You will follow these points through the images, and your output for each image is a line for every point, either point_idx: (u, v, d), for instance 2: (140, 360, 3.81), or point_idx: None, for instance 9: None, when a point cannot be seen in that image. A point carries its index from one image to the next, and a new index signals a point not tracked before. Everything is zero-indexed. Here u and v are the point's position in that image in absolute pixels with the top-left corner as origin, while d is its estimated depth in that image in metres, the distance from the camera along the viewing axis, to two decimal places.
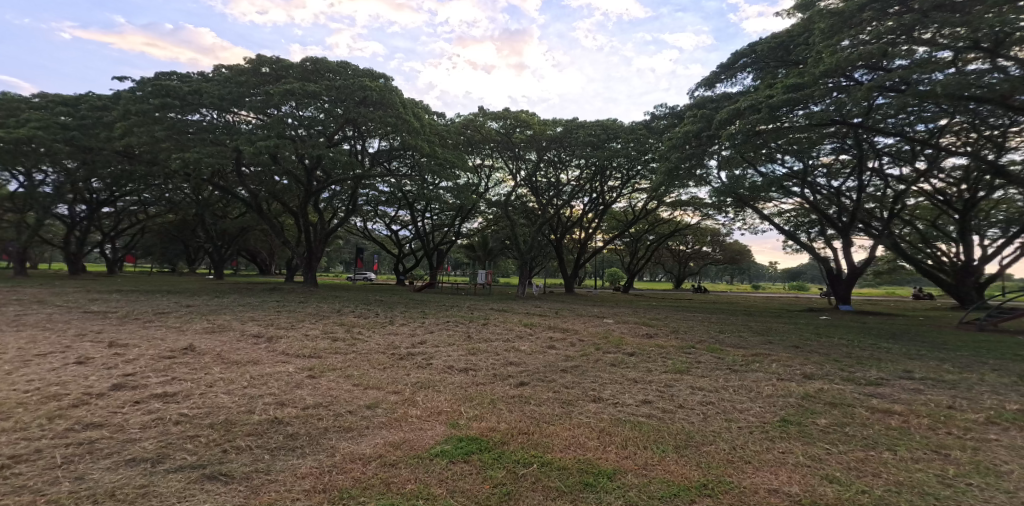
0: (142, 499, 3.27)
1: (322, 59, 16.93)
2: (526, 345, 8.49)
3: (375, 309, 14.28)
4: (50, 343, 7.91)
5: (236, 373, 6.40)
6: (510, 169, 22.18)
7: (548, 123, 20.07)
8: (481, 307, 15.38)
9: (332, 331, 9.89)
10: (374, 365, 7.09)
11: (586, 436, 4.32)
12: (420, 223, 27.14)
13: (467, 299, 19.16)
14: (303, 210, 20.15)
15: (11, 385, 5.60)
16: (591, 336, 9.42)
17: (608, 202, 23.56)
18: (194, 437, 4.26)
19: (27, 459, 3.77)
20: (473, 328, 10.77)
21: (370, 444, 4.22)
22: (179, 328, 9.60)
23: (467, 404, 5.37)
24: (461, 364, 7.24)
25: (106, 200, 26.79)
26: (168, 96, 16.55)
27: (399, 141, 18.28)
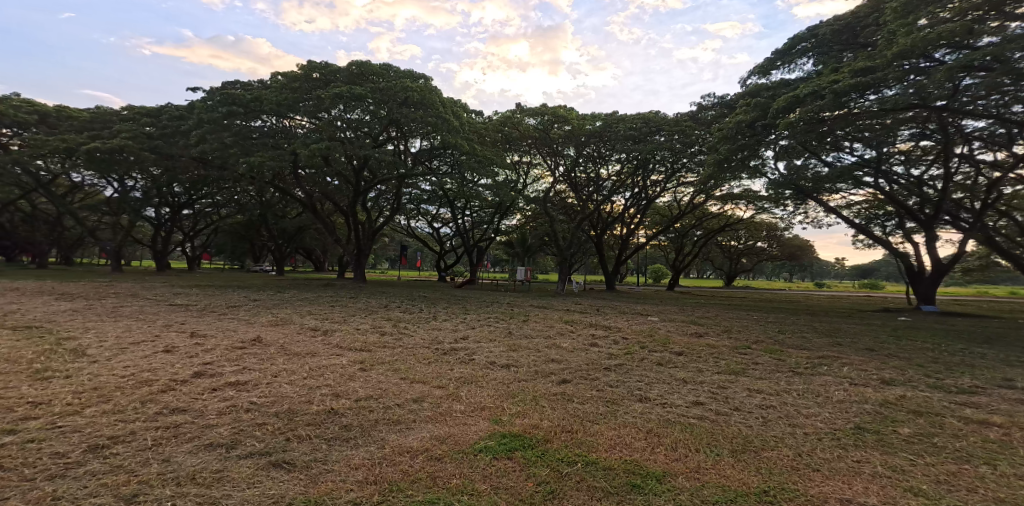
0: (213, 485, 3.43)
1: (366, 62, 17.36)
2: (568, 342, 8.44)
3: (420, 305, 14.55)
4: (141, 331, 8.54)
5: (296, 364, 6.66)
6: (549, 165, 22.05)
7: (587, 118, 19.80)
8: (521, 303, 15.41)
9: (381, 326, 10.15)
10: (420, 359, 7.24)
11: (632, 437, 4.25)
12: (460, 221, 27.44)
13: (510, 296, 19.16)
14: (353, 209, 20.80)
15: (111, 371, 6.06)
16: (635, 334, 9.26)
17: (651, 197, 23.03)
18: (260, 425, 4.46)
19: (123, 440, 4.06)
20: (514, 324, 10.78)
21: (420, 438, 4.29)
22: (245, 320, 10.12)
23: (510, 401, 5.39)
24: (502, 360, 7.26)
25: (184, 202, 28.62)
26: (234, 104, 17.49)
27: (439, 141, 18.49)
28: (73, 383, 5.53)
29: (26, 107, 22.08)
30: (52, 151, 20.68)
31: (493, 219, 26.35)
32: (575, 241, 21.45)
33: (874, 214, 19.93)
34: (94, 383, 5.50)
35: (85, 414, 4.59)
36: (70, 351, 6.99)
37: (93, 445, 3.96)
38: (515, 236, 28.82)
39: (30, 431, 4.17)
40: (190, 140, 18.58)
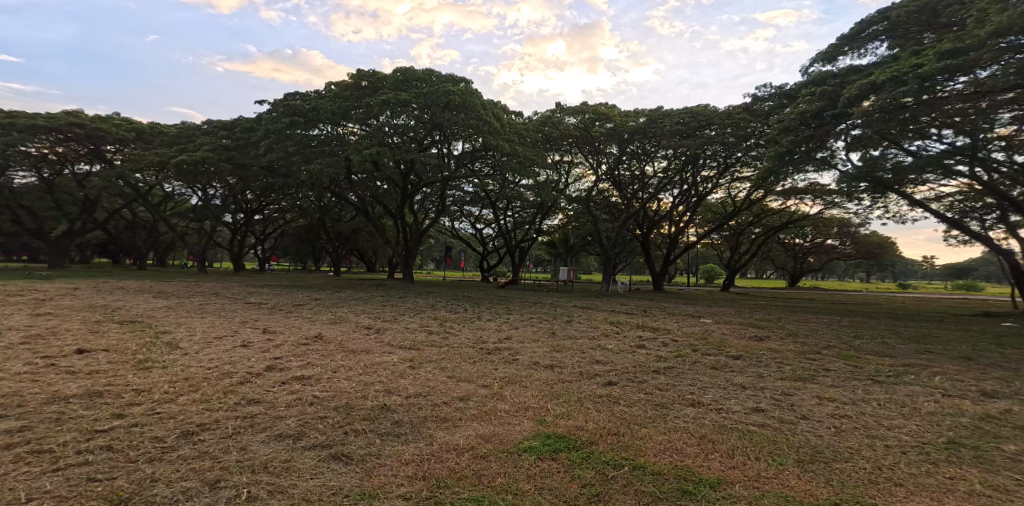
0: (281, 474, 3.58)
1: (410, 68, 17.70)
2: (614, 343, 8.31)
3: (464, 305, 14.69)
4: (222, 327, 9.09)
5: (352, 361, 6.86)
6: (591, 164, 21.75)
7: (630, 116, 19.46)
8: (565, 304, 15.27)
9: (428, 325, 10.32)
10: (466, 358, 7.31)
11: (684, 442, 4.12)
12: (502, 222, 27.50)
13: (553, 296, 19.06)
14: (401, 211, 21.31)
15: (200, 362, 6.46)
16: (686, 336, 8.99)
17: (701, 194, 22.36)
18: (321, 418, 4.61)
19: (209, 427, 4.31)
20: (557, 325, 10.68)
21: (465, 436, 4.31)
22: (306, 318, 10.54)
23: (554, 401, 5.35)
24: (546, 361, 7.21)
25: (256, 208, 30.09)
26: (295, 114, 18.30)
27: (481, 143, 18.63)
28: (169, 372, 5.95)
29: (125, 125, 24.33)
30: (148, 164, 22.59)
31: (535, 219, 26.34)
32: (618, 242, 21.00)
33: (970, 208, 18.32)
34: (185, 374, 5.88)
35: (179, 402, 4.91)
36: (166, 343, 7.54)
37: (184, 431, 4.22)
38: (556, 236, 28.55)
39: (130, 416, 4.50)
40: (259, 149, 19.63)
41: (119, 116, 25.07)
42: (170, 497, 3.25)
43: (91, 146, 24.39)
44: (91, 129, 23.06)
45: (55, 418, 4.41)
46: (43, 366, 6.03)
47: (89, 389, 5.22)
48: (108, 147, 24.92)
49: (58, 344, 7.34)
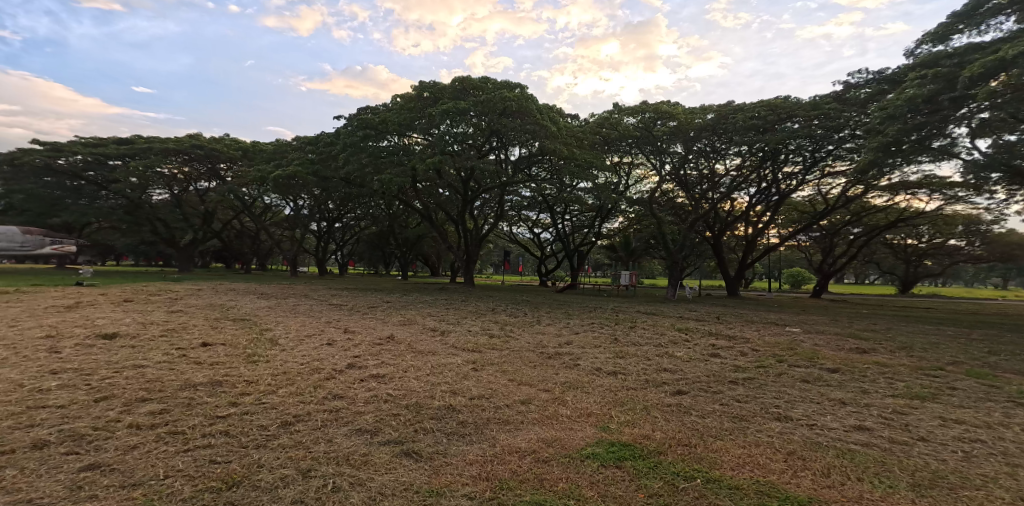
0: (360, 467, 3.70)
1: (467, 77, 18.04)
2: (683, 351, 7.99)
3: (526, 309, 14.65)
4: (310, 326, 9.68)
5: (420, 361, 7.04)
6: (654, 164, 21.14)
7: (698, 112, 18.80)
8: (628, 309, 14.95)
9: (490, 328, 10.36)
10: (526, 362, 7.28)
11: (767, 457, 3.87)
12: (560, 226, 27.33)
13: (615, 301, 18.74)
14: (461, 217, 21.75)
15: (293, 358, 6.87)
16: (768, 346, 8.46)
17: (784, 193, 20.64)
18: (394, 415, 4.75)
19: (303, 419, 4.56)
20: (620, 331, 10.42)
21: (527, 438, 4.30)
22: (379, 319, 10.96)
23: (618, 408, 5.20)
24: (609, 367, 7.06)
25: (335, 216, 31.82)
26: (368, 127, 19.14)
27: (538, 148, 18.64)
28: (271, 366, 6.39)
29: (234, 146, 27.30)
30: (252, 179, 24.74)
31: (595, 223, 25.98)
32: (686, 244, 20.15)
33: None
34: (283, 368, 6.29)
35: (279, 394, 5.25)
36: (268, 339, 8.13)
37: (282, 421, 4.50)
38: (617, 239, 27.87)
39: (242, 405, 4.87)
40: (336, 161, 20.76)
41: (231, 137, 28.03)
42: (272, 482, 3.44)
43: (210, 165, 27.35)
44: (209, 150, 25.95)
45: (184, 403, 4.87)
46: (177, 356, 6.71)
47: (212, 378, 5.73)
48: (222, 165, 27.89)
49: (187, 337, 8.16)
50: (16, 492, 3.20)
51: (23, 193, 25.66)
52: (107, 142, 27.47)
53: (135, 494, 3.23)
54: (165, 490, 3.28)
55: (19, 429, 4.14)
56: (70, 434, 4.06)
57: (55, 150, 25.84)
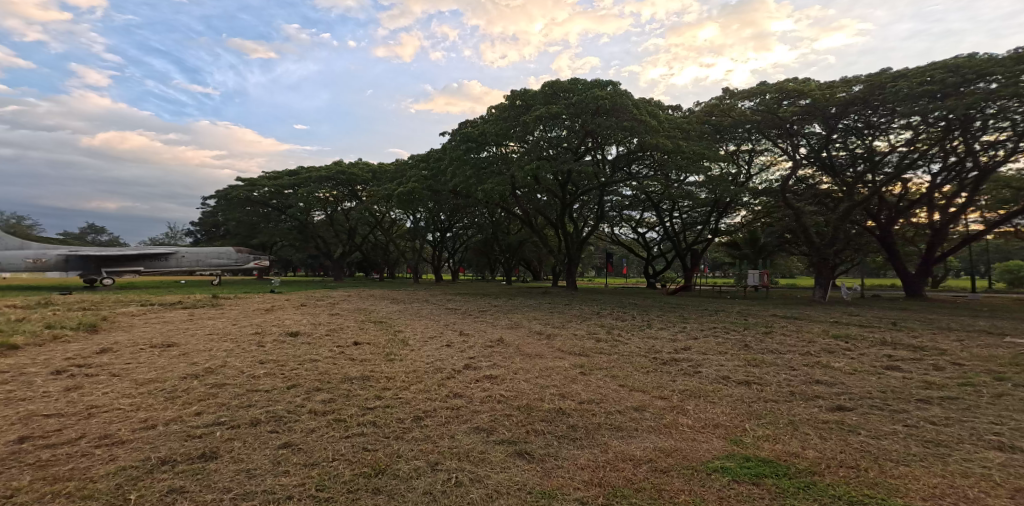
0: (478, 464, 3.71)
1: (556, 81, 17.87)
2: (844, 362, 7.00)
3: (632, 313, 14.02)
4: (430, 328, 10.16)
5: (528, 364, 6.97)
6: (785, 149, 19.34)
7: (842, 85, 16.64)
8: (759, 313, 13.72)
9: (595, 333, 10.02)
10: (638, 368, 6.89)
11: (980, 491, 3.20)
12: (669, 223, 25.95)
13: (739, 304, 17.29)
14: (561, 221, 21.52)
15: (421, 358, 7.19)
16: (979, 361, 7.08)
17: (985, 167, 16.98)
18: (507, 416, 4.72)
19: (431, 414, 4.72)
20: (751, 337, 9.49)
21: (641, 446, 4.03)
22: (489, 323, 11.20)
23: (754, 422, 4.67)
24: (739, 376, 6.42)
25: (446, 226, 33.34)
26: (471, 140, 19.78)
27: (638, 144, 17.84)
28: (405, 364, 6.76)
29: (366, 168, 30.08)
30: (384, 197, 26.93)
31: (709, 219, 24.26)
32: (836, 237, 17.70)
33: None
34: (412, 366, 6.62)
35: (412, 390, 5.51)
36: (400, 340, 8.65)
37: (415, 415, 4.70)
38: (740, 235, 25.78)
39: (384, 399, 5.17)
40: (446, 175, 21.74)
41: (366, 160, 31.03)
42: (409, 472, 3.56)
43: (351, 188, 30.47)
44: (348, 175, 28.97)
45: (344, 394, 5.31)
46: (337, 353, 7.39)
47: (361, 373, 6.18)
48: (360, 187, 30.86)
49: (344, 336, 9.01)
50: (239, 462, 3.66)
51: (235, 220, 32.11)
52: (283, 175, 32.18)
53: (313, 473, 3.52)
54: (331, 472, 3.53)
55: (241, 408, 4.80)
56: (272, 414, 4.61)
57: (249, 184, 31.23)
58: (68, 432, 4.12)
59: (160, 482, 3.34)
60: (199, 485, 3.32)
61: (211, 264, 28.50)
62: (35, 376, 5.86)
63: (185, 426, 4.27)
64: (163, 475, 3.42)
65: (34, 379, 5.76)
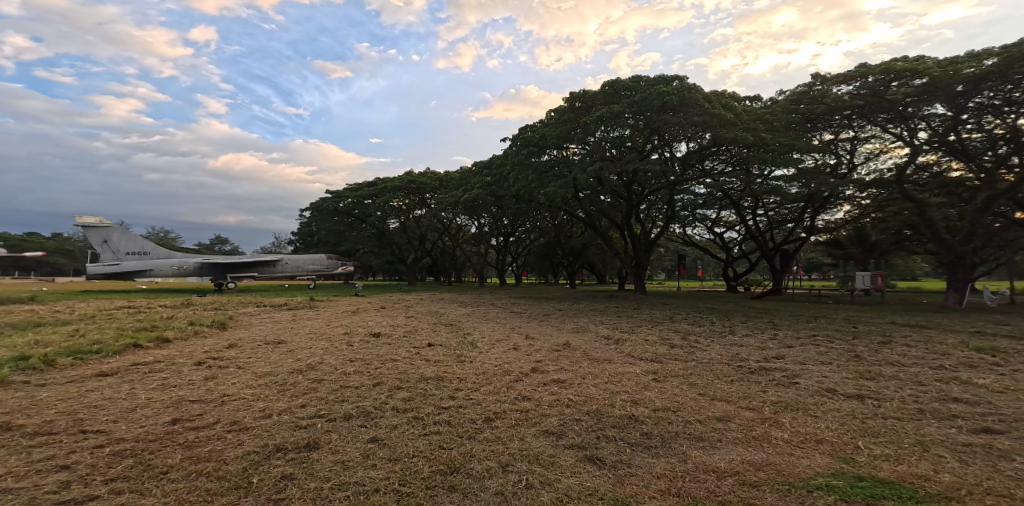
0: (548, 467, 3.66)
1: (617, 79, 17.41)
2: (990, 379, 6.07)
3: (711, 318, 13.22)
4: (497, 331, 10.20)
5: (598, 369, 6.76)
6: (898, 134, 17.45)
7: (969, 61, 14.62)
8: (870, 320, 12.38)
9: (669, 338, 9.51)
10: (720, 376, 6.43)
11: None
12: (752, 221, 24.24)
13: (845, 310, 15.77)
14: (627, 223, 20.80)
15: (491, 360, 7.23)
16: None
17: None
18: (577, 420, 4.61)
19: (501, 416, 4.72)
20: (865, 347, 8.54)
21: (726, 459, 3.79)
22: (554, 327, 11.03)
23: (868, 439, 4.19)
24: (848, 389, 5.81)
25: (508, 230, 33.42)
26: (531, 145, 19.68)
27: (712, 138, 16.88)
28: (475, 366, 6.82)
29: (433, 177, 31.10)
30: (448, 203, 27.52)
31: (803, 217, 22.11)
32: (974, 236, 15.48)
33: None
34: (482, 368, 6.67)
35: (481, 391, 5.54)
36: (469, 343, 8.76)
37: (487, 416, 4.71)
38: (840, 234, 23.52)
39: (458, 399, 5.26)
40: (508, 181, 21.64)
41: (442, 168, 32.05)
42: (482, 471, 3.58)
43: (419, 196, 31.61)
44: (409, 183, 30.30)
45: (421, 393, 5.47)
46: (413, 354, 7.63)
47: (434, 374, 6.33)
48: (428, 195, 31.97)
49: (419, 337, 9.30)
50: (336, 453, 3.86)
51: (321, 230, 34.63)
52: (362, 186, 34.09)
53: (396, 467, 3.63)
54: (411, 468, 3.63)
55: (336, 402, 5.09)
56: (361, 409, 4.84)
57: (335, 196, 33.41)
58: (207, 417, 4.59)
59: (275, 468, 3.59)
60: (305, 473, 3.52)
61: (307, 270, 30.85)
62: (181, 366, 6.64)
63: (293, 417, 4.59)
64: (276, 462, 3.67)
65: (180, 368, 6.53)
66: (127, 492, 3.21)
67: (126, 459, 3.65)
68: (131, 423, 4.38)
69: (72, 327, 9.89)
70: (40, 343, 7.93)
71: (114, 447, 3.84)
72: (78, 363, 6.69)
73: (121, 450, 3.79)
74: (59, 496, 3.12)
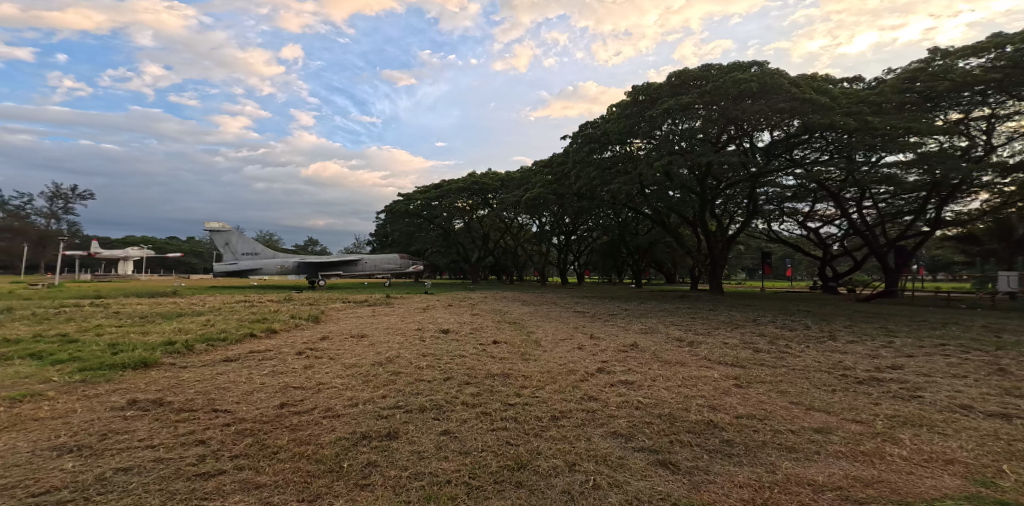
0: (616, 469, 3.57)
1: (684, 69, 16.58)
2: None
3: (806, 321, 12.13)
4: (561, 330, 10.04)
5: (670, 371, 6.42)
6: None
7: None
8: (1007, 329, 10.68)
9: (754, 342, 8.82)
10: (818, 385, 5.85)
11: None
12: (855, 215, 21.81)
13: (974, 316, 13.74)
14: (701, 219, 19.58)
15: (555, 359, 7.14)
16: None
17: None
18: (647, 423, 4.42)
19: (567, 415, 4.64)
20: (1006, 360, 7.36)
21: (825, 472, 3.49)
22: (621, 327, 10.67)
23: (1013, 463, 3.64)
24: (985, 406, 5.03)
25: (569, 229, 32.79)
26: (592, 141, 19.22)
27: (802, 125, 15.47)
28: (539, 365, 6.76)
29: (493, 177, 31.54)
30: (510, 203, 27.59)
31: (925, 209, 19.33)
32: None
33: None
34: (547, 366, 6.60)
35: (547, 390, 5.48)
36: (533, 341, 8.71)
37: (553, 414, 4.65)
38: (972, 228, 20.50)
39: (524, 396, 5.24)
40: (569, 178, 21.32)
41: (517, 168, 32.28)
42: (548, 469, 3.56)
43: (481, 196, 32.16)
44: (471, 185, 31.15)
45: (488, 389, 5.52)
46: (479, 350, 7.74)
47: (501, 370, 6.37)
48: (490, 196, 32.41)
49: (485, 334, 9.42)
50: (412, 443, 4.01)
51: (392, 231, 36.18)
52: (429, 189, 35.26)
53: (467, 460, 3.70)
54: (480, 462, 3.67)
55: (411, 394, 5.29)
56: (434, 402, 4.99)
57: (404, 199, 34.79)
58: (307, 402, 4.98)
59: (361, 454, 3.79)
60: (386, 461, 3.69)
61: (380, 268, 32.42)
62: (286, 355, 7.29)
63: (376, 407, 4.84)
64: (363, 449, 3.89)
65: (285, 357, 7.17)
66: (246, 468, 3.56)
67: (246, 438, 4.05)
68: (249, 405, 4.87)
69: (206, 317, 11.27)
70: (182, 330, 9.11)
71: (238, 426, 4.29)
72: (210, 349, 7.58)
73: (243, 429, 4.22)
74: (197, 468, 3.53)
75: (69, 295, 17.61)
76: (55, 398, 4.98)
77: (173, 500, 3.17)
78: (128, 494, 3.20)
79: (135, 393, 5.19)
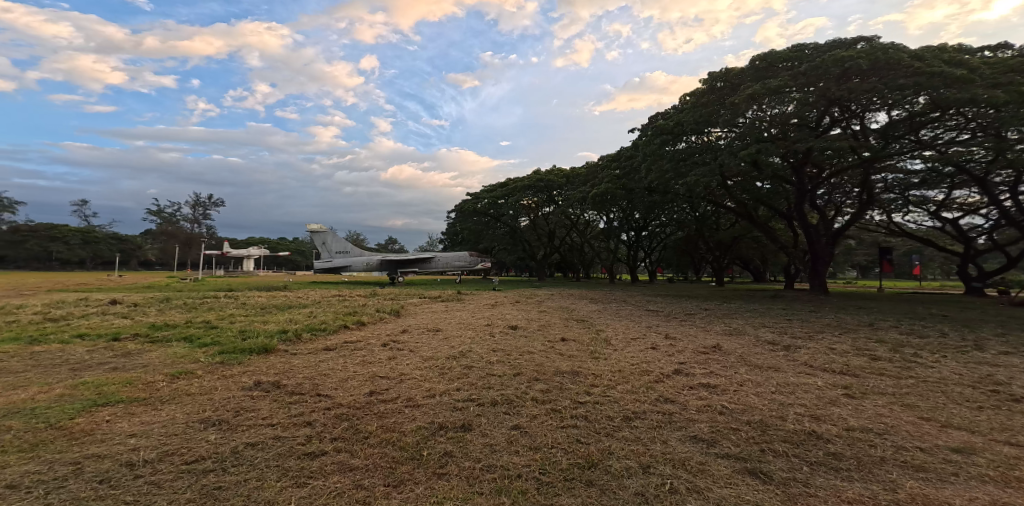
0: (696, 474, 3.38)
1: (772, 51, 15.43)
2: None
3: (938, 327, 10.62)
4: (633, 330, 9.68)
5: (763, 376, 5.93)
6: None
7: None
8: None
9: (869, 349, 7.86)
10: (956, 400, 5.09)
11: None
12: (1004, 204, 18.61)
13: None
14: (798, 211, 17.84)
15: (629, 359, 6.91)
16: None
17: None
18: (733, 430, 4.12)
19: (641, 416, 4.46)
20: None
21: (965, 496, 3.07)
22: (701, 327, 10.04)
23: None
24: None
25: (640, 224, 31.55)
26: (664, 133, 18.33)
27: (929, 101, 13.53)
28: (611, 364, 6.57)
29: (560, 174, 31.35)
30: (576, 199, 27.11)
31: None
32: None
33: None
34: (619, 366, 6.40)
35: (619, 390, 5.30)
36: (604, 340, 8.48)
37: (625, 415, 4.49)
38: None
39: (594, 395, 5.12)
40: (640, 173, 20.51)
41: None
42: (619, 470, 3.47)
43: (547, 193, 32.14)
44: (536, 182, 31.28)
45: (558, 386, 5.47)
46: (549, 347, 7.71)
47: (572, 368, 6.28)
48: (556, 192, 32.18)
49: (554, 332, 9.34)
50: (484, 436, 4.09)
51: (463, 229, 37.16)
52: (495, 187, 35.75)
53: (537, 456, 3.70)
54: (551, 458, 3.66)
55: (484, 388, 5.39)
56: (504, 397, 5.04)
57: (473, 198, 35.65)
58: (392, 392, 5.27)
59: (439, 444, 3.94)
60: (461, 452, 3.80)
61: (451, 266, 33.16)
62: (373, 345, 7.79)
63: (452, 399, 5.00)
64: (440, 439, 4.03)
65: (373, 347, 7.65)
66: (342, 451, 3.84)
67: (343, 422, 4.38)
68: (345, 391, 5.26)
69: (309, 309, 12.38)
70: (292, 320, 10.11)
71: (336, 411, 4.65)
72: (315, 338, 8.33)
73: (340, 414, 4.56)
74: (304, 447, 3.87)
75: (208, 287, 20.24)
76: (202, 376, 5.73)
77: (286, 476, 3.49)
78: (253, 467, 3.60)
79: (260, 375, 5.83)
